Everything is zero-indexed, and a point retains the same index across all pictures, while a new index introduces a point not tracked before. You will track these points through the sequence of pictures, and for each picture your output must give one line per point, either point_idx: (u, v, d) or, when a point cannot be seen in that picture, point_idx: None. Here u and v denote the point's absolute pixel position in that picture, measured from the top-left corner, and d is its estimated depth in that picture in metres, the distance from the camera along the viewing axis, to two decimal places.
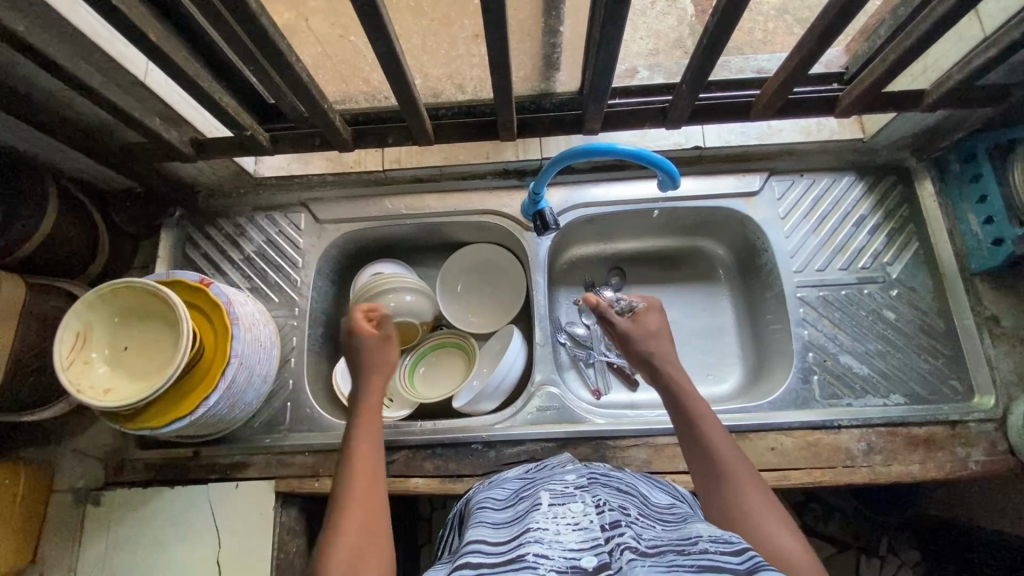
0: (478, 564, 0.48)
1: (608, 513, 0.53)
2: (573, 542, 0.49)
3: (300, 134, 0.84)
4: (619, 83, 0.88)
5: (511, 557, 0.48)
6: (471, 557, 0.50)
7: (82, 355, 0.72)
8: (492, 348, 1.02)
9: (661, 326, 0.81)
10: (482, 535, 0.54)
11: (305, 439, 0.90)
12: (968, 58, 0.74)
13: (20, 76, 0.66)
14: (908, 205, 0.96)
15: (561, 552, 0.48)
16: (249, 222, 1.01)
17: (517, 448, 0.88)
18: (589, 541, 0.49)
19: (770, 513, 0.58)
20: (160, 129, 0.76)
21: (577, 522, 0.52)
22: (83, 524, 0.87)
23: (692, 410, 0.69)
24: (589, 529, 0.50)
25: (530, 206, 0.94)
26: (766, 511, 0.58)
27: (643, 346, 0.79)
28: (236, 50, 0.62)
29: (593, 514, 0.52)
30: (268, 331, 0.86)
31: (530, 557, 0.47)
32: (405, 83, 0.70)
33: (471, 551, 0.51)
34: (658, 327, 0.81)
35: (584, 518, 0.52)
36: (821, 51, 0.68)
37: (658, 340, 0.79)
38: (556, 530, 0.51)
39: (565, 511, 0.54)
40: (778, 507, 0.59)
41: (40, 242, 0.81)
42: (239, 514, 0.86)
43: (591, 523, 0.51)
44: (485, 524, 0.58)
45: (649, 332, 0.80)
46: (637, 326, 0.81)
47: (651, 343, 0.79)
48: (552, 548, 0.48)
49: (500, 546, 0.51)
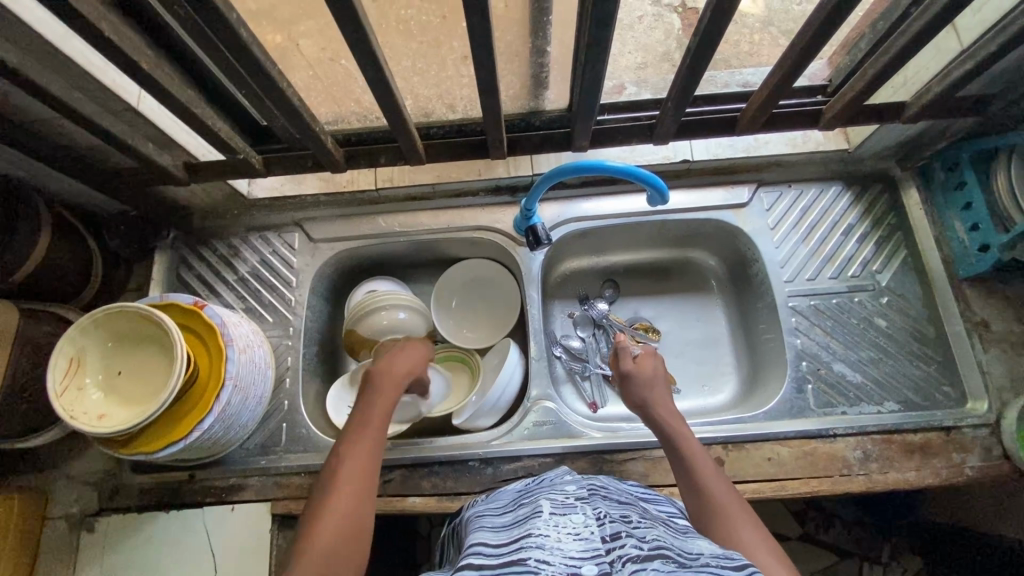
0: (480, 566, 0.49)
1: (609, 525, 0.52)
2: (574, 550, 0.49)
3: (293, 156, 0.85)
4: (608, 99, 0.89)
5: (510, 560, 0.48)
6: (471, 559, 0.50)
7: (76, 381, 0.72)
8: (493, 361, 1.00)
9: (659, 371, 0.84)
10: (483, 539, 0.54)
11: (301, 459, 0.90)
12: (948, 70, 0.76)
13: (14, 106, 0.67)
14: (895, 212, 0.98)
15: (562, 558, 0.48)
16: (243, 243, 1.01)
17: (514, 464, 0.88)
18: (589, 550, 0.49)
19: (763, 547, 0.57)
20: (153, 154, 0.76)
21: (578, 533, 0.52)
22: (77, 551, 0.86)
23: (688, 450, 0.72)
24: (590, 539, 0.50)
25: (523, 221, 0.95)
26: (758, 547, 0.58)
27: (638, 385, 0.82)
28: (228, 76, 0.64)
29: (594, 525, 0.52)
30: (262, 352, 0.86)
31: (533, 561, 0.47)
32: (396, 106, 0.71)
33: (472, 553, 0.51)
34: (655, 371, 0.84)
35: (584, 530, 0.52)
36: (801, 68, 0.70)
37: (656, 386, 0.82)
38: (558, 538, 0.51)
39: (565, 520, 0.54)
40: (772, 542, 0.59)
41: (34, 268, 0.81)
42: (235, 537, 0.86)
43: (592, 533, 0.51)
44: (486, 529, 0.58)
45: (646, 375, 0.83)
46: (634, 368, 0.83)
47: (650, 385, 0.82)
48: (553, 554, 0.48)
49: (502, 548, 0.51)
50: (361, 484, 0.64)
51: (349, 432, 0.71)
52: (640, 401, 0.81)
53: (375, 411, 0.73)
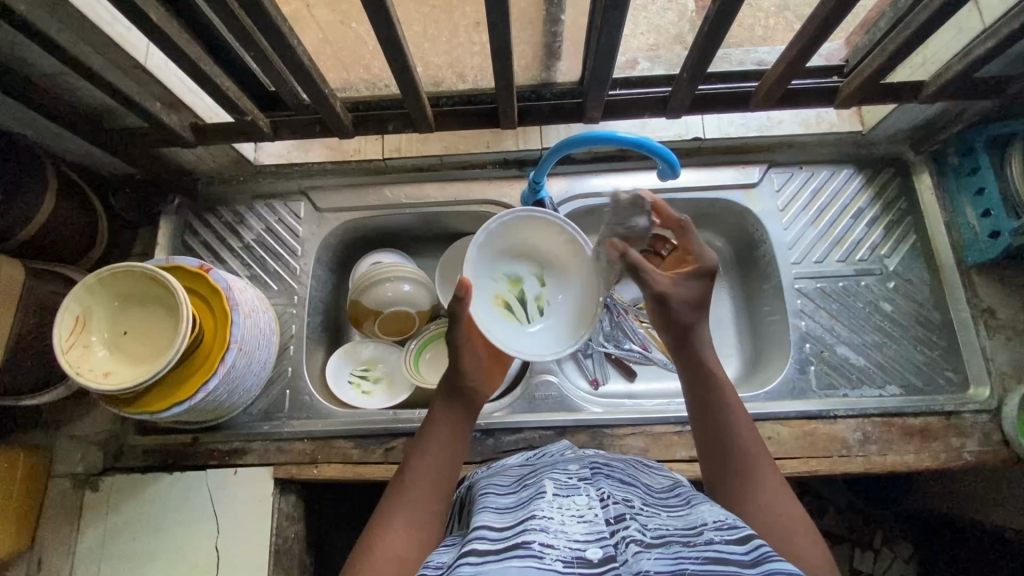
0: (484, 550, 0.49)
1: (612, 507, 0.54)
2: (578, 533, 0.50)
3: (300, 120, 0.83)
4: (619, 74, 0.87)
5: (515, 542, 0.49)
6: (475, 543, 0.50)
7: (82, 338, 0.72)
8: (514, 254, 0.84)
9: (698, 287, 0.72)
10: (487, 519, 0.54)
11: (304, 425, 0.90)
12: (968, 49, 0.74)
13: (21, 56, 0.66)
14: (907, 197, 0.97)
15: (566, 541, 0.49)
16: (249, 210, 1.00)
17: (515, 435, 0.88)
18: (594, 533, 0.50)
19: (806, 539, 0.55)
20: (161, 114, 0.75)
21: (582, 515, 0.53)
22: (82, 509, 0.87)
23: (731, 419, 0.65)
24: (594, 521, 0.52)
25: (530, 196, 0.92)
26: (801, 533, 0.56)
27: (679, 311, 0.71)
28: (237, 33, 0.63)
29: (598, 508, 0.53)
30: (266, 317, 0.86)
31: (536, 545, 0.48)
32: (407, 69, 0.70)
33: (476, 536, 0.51)
34: (701, 296, 0.72)
35: (588, 511, 0.53)
36: (818, 41, 0.69)
37: (700, 309, 0.72)
38: (561, 520, 0.52)
39: (569, 502, 0.55)
40: (812, 529, 0.57)
41: (38, 228, 0.81)
42: (237, 499, 0.87)
43: (595, 516, 0.52)
44: (490, 509, 0.58)
45: (693, 299, 0.72)
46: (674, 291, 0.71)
47: (695, 312, 0.72)
48: (557, 537, 0.49)
49: (505, 531, 0.52)
50: (427, 485, 0.63)
51: (421, 433, 0.69)
52: (676, 322, 0.72)
53: (446, 418, 0.69)
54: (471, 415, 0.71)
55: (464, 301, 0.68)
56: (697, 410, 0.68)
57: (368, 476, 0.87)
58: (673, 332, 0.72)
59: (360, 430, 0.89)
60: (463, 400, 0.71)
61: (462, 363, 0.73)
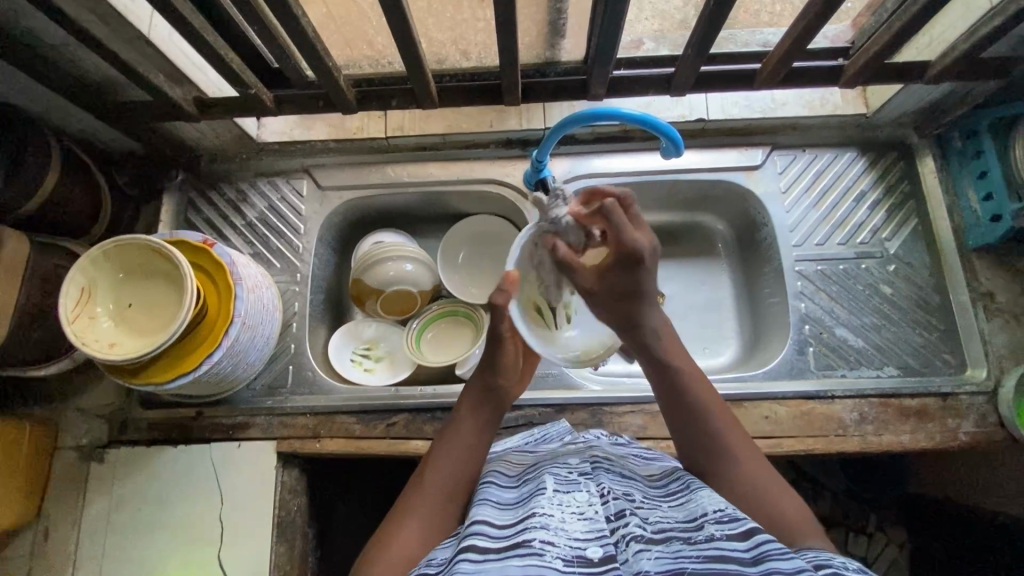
0: (485, 548, 0.50)
1: (612, 504, 0.55)
2: (578, 531, 0.51)
3: (303, 96, 0.83)
4: (625, 53, 0.87)
5: (516, 541, 0.50)
6: (475, 540, 0.51)
7: (87, 309, 0.73)
8: None
9: (629, 279, 0.69)
10: (488, 515, 0.55)
11: (307, 401, 0.91)
12: (974, 29, 0.74)
13: (24, 24, 0.66)
14: (909, 181, 0.97)
15: (566, 539, 0.50)
16: (251, 188, 1.01)
17: (515, 413, 0.89)
18: (594, 531, 0.50)
19: (789, 508, 0.58)
20: (164, 86, 0.75)
21: (582, 512, 0.54)
22: (88, 480, 0.89)
23: (697, 403, 0.67)
24: (595, 519, 0.52)
25: (531, 174, 0.88)
26: (783, 504, 0.59)
27: (617, 306, 0.70)
28: (242, 4, 0.62)
29: (598, 504, 0.54)
30: (270, 294, 0.87)
31: (537, 542, 0.49)
32: (412, 44, 0.70)
33: (475, 532, 0.52)
34: (635, 287, 0.69)
35: (589, 509, 0.54)
36: (824, 19, 0.68)
37: (637, 303, 0.70)
38: (562, 517, 0.53)
39: (569, 498, 0.56)
40: (793, 499, 0.60)
41: (41, 203, 0.82)
42: (241, 473, 0.88)
43: (596, 513, 0.53)
44: (491, 502, 0.58)
45: (626, 292, 0.69)
46: (601, 288, 0.70)
47: (634, 303, 0.70)
48: (557, 536, 0.50)
49: (505, 529, 0.52)
50: (445, 484, 0.65)
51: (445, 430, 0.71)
52: (623, 317, 0.70)
53: (470, 419, 0.71)
54: (495, 418, 0.72)
55: (507, 293, 0.68)
56: (664, 398, 0.69)
57: (369, 451, 0.88)
58: (623, 326, 0.71)
59: (362, 406, 0.90)
60: (489, 402, 0.73)
61: (497, 362, 0.73)
